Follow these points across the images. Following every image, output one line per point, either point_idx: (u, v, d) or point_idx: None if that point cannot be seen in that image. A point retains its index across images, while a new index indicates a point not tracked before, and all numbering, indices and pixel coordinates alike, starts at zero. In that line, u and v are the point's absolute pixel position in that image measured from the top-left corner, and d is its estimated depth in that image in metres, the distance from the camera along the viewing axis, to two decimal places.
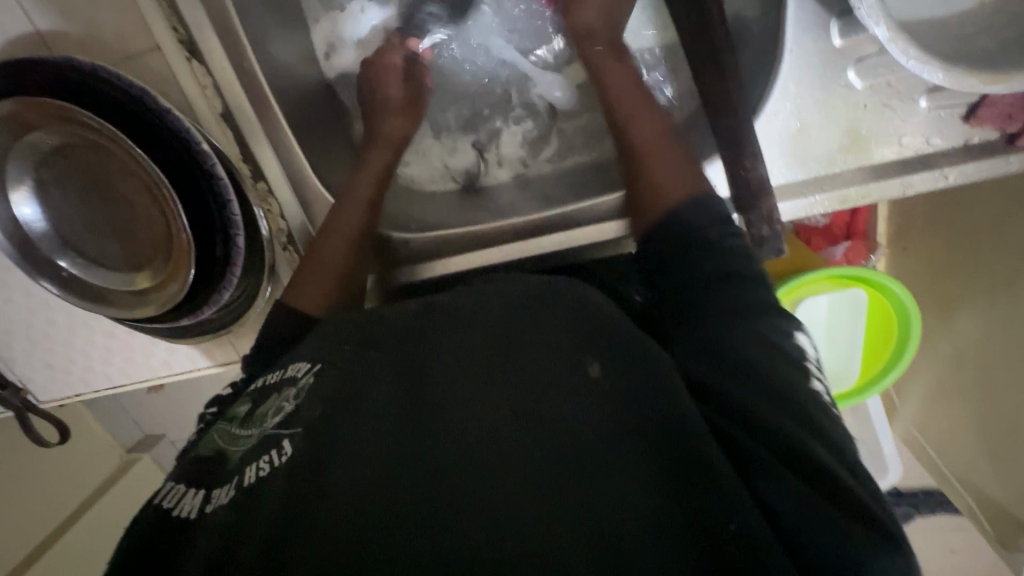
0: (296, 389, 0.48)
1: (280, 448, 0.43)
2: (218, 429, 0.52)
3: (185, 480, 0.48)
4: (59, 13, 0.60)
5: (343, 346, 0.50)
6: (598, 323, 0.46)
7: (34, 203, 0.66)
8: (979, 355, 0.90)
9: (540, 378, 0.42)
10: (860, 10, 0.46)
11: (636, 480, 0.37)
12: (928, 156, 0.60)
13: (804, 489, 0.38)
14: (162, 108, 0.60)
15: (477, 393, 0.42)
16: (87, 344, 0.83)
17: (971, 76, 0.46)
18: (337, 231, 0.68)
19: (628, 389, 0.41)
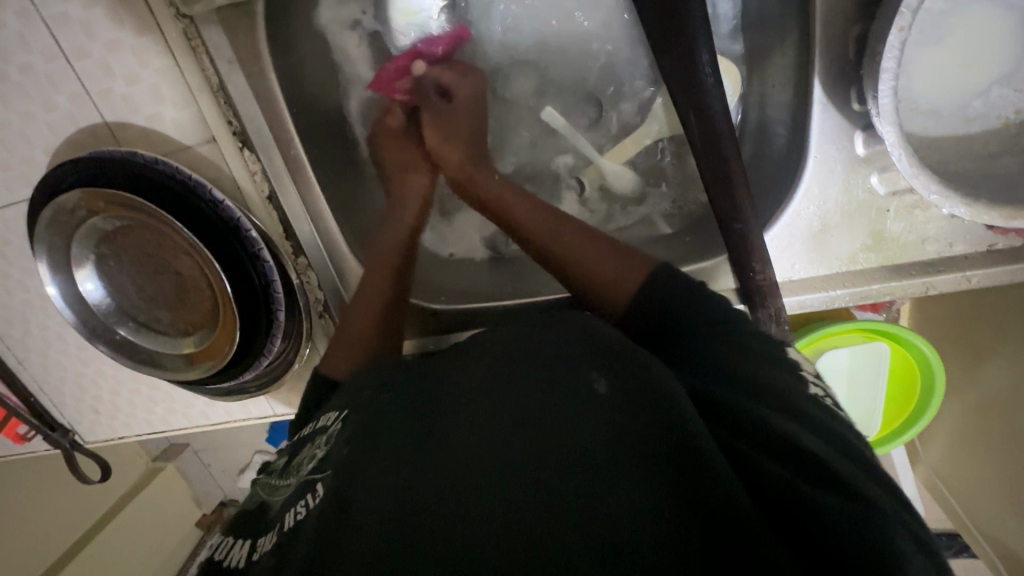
0: (326, 435, 0.51)
1: (313, 491, 0.44)
2: (263, 483, 0.55)
3: (235, 533, 0.51)
4: (126, 107, 0.65)
5: (365, 392, 0.54)
6: (602, 348, 0.47)
7: (96, 280, 0.72)
8: (1007, 426, 0.89)
9: (541, 388, 0.43)
10: (885, 142, 0.48)
11: (632, 492, 0.35)
12: (950, 258, 0.61)
13: (802, 478, 0.36)
14: (216, 200, 0.65)
15: (491, 403, 0.44)
16: (131, 393, 0.88)
17: (994, 211, 0.49)
18: (373, 288, 0.72)
19: (623, 396, 0.41)
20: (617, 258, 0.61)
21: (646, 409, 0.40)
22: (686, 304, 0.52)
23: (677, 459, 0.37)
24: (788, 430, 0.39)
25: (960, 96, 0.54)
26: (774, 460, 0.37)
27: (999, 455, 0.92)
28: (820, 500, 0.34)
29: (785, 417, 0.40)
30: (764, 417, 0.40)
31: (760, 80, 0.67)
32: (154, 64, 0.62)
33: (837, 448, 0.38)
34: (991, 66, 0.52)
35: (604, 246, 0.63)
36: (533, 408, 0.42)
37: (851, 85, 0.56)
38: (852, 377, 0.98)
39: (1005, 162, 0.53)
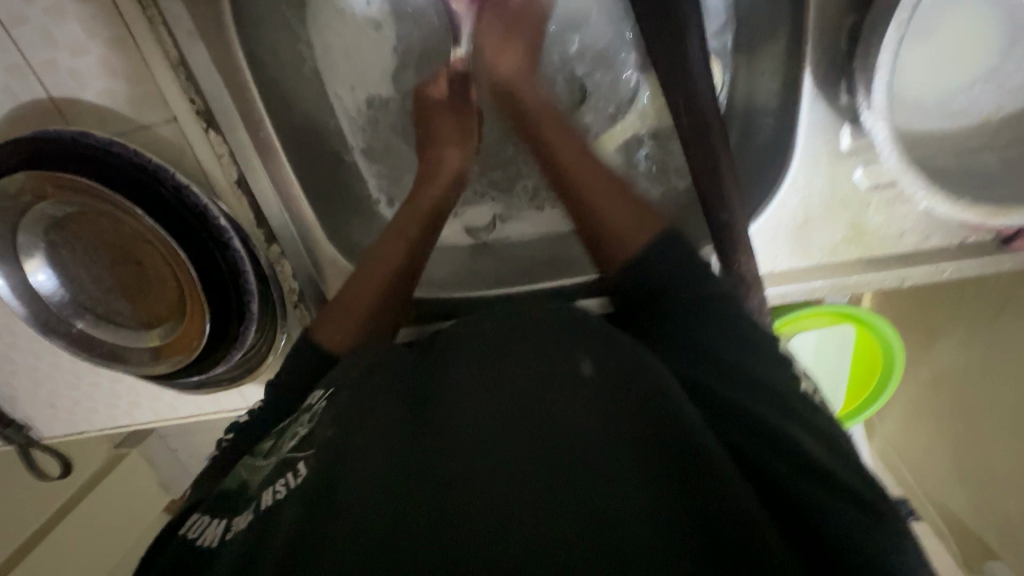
0: (311, 413, 0.47)
1: (295, 471, 0.40)
2: (241, 463, 0.48)
3: (212, 509, 0.44)
4: (73, 81, 0.59)
5: (353, 369, 0.49)
6: (589, 334, 0.45)
7: (48, 270, 0.67)
8: (959, 399, 0.93)
9: (535, 372, 0.41)
10: (877, 145, 0.49)
11: (626, 488, 0.34)
12: (925, 251, 0.63)
13: (799, 472, 0.36)
14: (179, 184, 0.60)
15: (487, 389, 0.41)
16: (92, 387, 0.83)
17: (978, 209, 0.50)
18: (390, 241, 0.65)
19: (620, 382, 0.40)
20: (628, 212, 0.55)
21: (640, 399, 0.39)
22: (687, 294, 0.48)
23: (682, 456, 0.36)
24: (784, 428, 0.38)
25: (947, 91, 0.54)
26: (784, 461, 0.37)
27: (949, 426, 0.96)
28: (827, 499, 0.35)
29: (784, 415, 0.39)
30: (764, 415, 0.39)
31: (749, 71, 0.64)
32: (103, 34, 0.57)
33: (835, 454, 0.38)
34: (981, 61, 0.52)
35: (612, 193, 0.57)
36: (536, 394, 0.40)
37: (839, 79, 0.56)
38: (819, 358, 1.01)
39: (985, 158, 0.54)
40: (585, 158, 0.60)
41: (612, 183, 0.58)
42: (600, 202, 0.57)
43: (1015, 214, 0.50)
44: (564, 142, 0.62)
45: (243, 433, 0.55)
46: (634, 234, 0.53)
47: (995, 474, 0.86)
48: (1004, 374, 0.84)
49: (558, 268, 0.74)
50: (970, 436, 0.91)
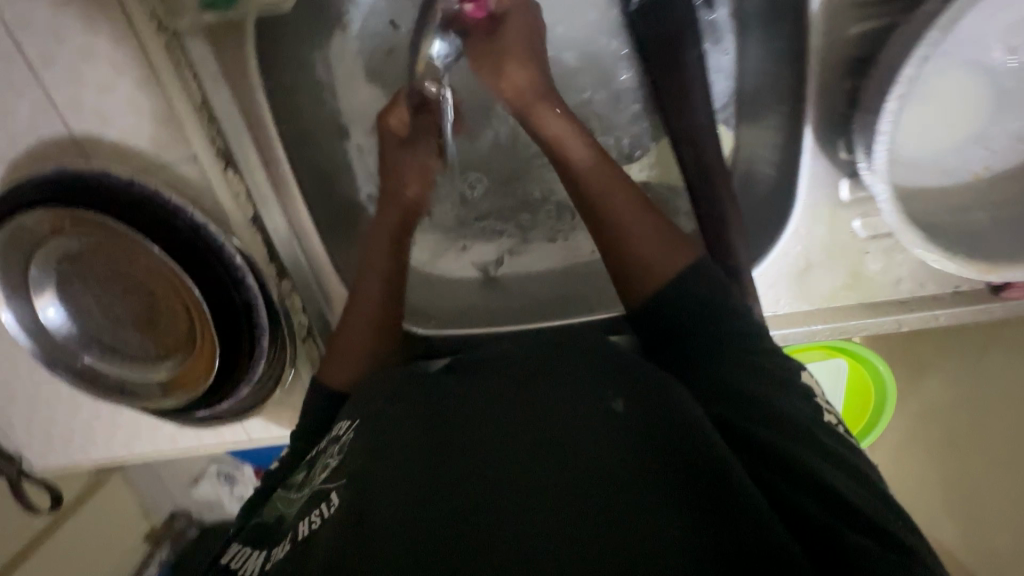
0: (340, 445, 0.46)
1: (329, 501, 0.40)
2: (277, 497, 0.47)
3: (250, 542, 0.43)
4: (95, 121, 0.60)
5: (377, 398, 0.49)
6: (619, 369, 0.47)
7: (58, 304, 0.67)
8: (953, 437, 0.95)
9: (568, 398, 0.43)
10: (879, 207, 0.51)
11: (666, 512, 0.35)
12: (920, 298, 0.66)
13: (826, 504, 0.38)
14: (197, 223, 0.61)
15: (511, 419, 0.42)
16: (90, 418, 0.82)
17: (973, 265, 0.53)
18: (374, 270, 0.66)
19: (650, 412, 0.42)
20: (664, 241, 0.57)
21: (682, 442, 0.39)
22: (713, 326, 0.51)
23: (713, 479, 0.37)
24: (806, 458, 0.40)
25: (940, 151, 0.57)
26: (807, 494, 0.39)
27: (945, 465, 0.97)
28: (838, 524, 0.37)
29: (798, 443, 0.41)
30: (788, 448, 0.41)
31: (750, 125, 0.67)
32: (131, 78, 0.58)
33: (858, 482, 0.40)
34: (973, 124, 0.55)
35: (618, 191, 0.58)
36: (561, 424, 0.41)
37: (839, 137, 0.59)
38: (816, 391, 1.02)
39: (975, 214, 0.57)
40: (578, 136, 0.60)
41: (636, 197, 0.59)
42: (622, 215, 0.58)
43: (1008, 271, 0.53)
44: (583, 154, 0.59)
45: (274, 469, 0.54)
46: (664, 258, 0.55)
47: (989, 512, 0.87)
48: (1002, 409, 0.84)
49: (576, 308, 0.77)
50: (969, 470, 0.92)
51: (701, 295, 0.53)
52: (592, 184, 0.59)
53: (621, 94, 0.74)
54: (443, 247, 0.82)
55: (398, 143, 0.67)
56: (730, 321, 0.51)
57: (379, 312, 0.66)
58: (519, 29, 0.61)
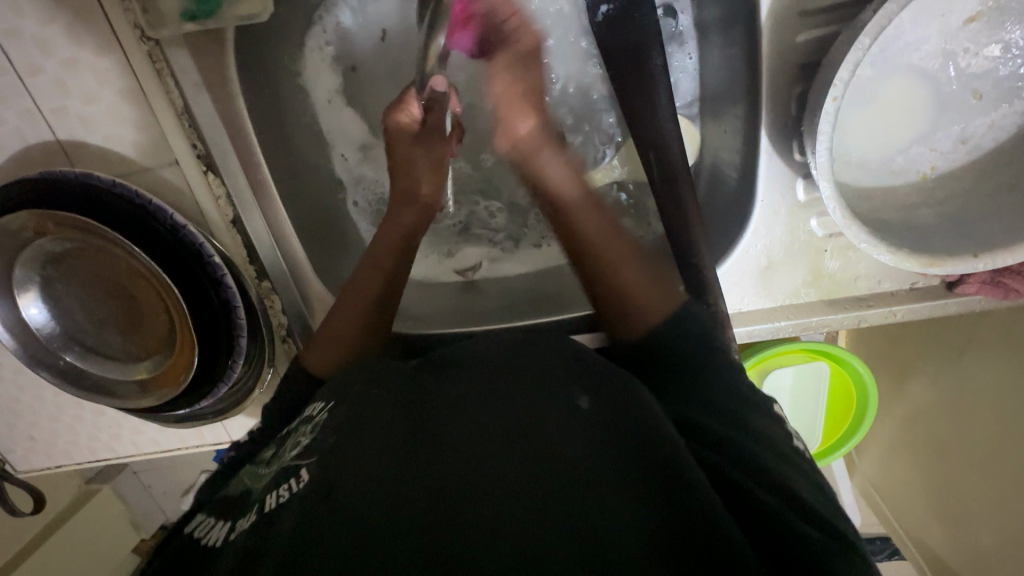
0: (312, 424, 0.47)
1: (298, 476, 0.41)
2: (246, 471, 0.49)
3: (215, 513, 0.44)
4: (80, 127, 0.62)
5: (354, 385, 0.50)
6: (584, 368, 0.47)
7: (41, 305, 0.69)
8: (928, 435, 0.96)
9: (533, 392, 0.43)
10: (825, 203, 0.54)
11: (616, 495, 0.35)
12: (879, 295, 0.68)
13: (772, 496, 0.37)
14: (177, 224, 0.62)
15: (477, 411, 0.42)
16: (74, 420, 0.83)
17: (915, 258, 0.55)
18: (376, 266, 0.68)
19: (611, 405, 0.42)
20: (652, 287, 0.57)
21: (639, 433, 0.39)
22: (679, 340, 0.52)
23: (666, 465, 0.37)
24: (754, 456, 0.40)
25: (888, 152, 0.59)
26: (759, 485, 0.38)
27: (923, 463, 0.98)
28: (791, 517, 0.35)
29: (752, 444, 0.41)
30: (738, 444, 0.41)
31: (714, 128, 0.70)
32: (114, 85, 0.60)
33: (802, 482, 0.40)
34: (917, 126, 0.58)
35: (610, 236, 0.62)
36: (524, 414, 0.41)
37: (793, 139, 0.61)
38: (797, 391, 1.03)
39: (923, 213, 0.60)
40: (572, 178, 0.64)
41: (625, 244, 0.61)
42: (612, 263, 0.60)
43: (951, 264, 0.55)
44: (574, 188, 0.63)
45: (248, 451, 0.56)
46: (652, 305, 0.56)
47: (965, 508, 0.89)
48: (977, 406, 0.86)
49: (550, 305, 0.77)
50: (943, 466, 0.93)
51: (682, 323, 0.53)
52: (581, 224, 0.62)
53: (592, 102, 0.78)
54: (428, 254, 0.85)
55: (411, 139, 0.70)
56: (695, 334, 0.52)
57: (369, 306, 0.67)
58: (521, 44, 0.62)
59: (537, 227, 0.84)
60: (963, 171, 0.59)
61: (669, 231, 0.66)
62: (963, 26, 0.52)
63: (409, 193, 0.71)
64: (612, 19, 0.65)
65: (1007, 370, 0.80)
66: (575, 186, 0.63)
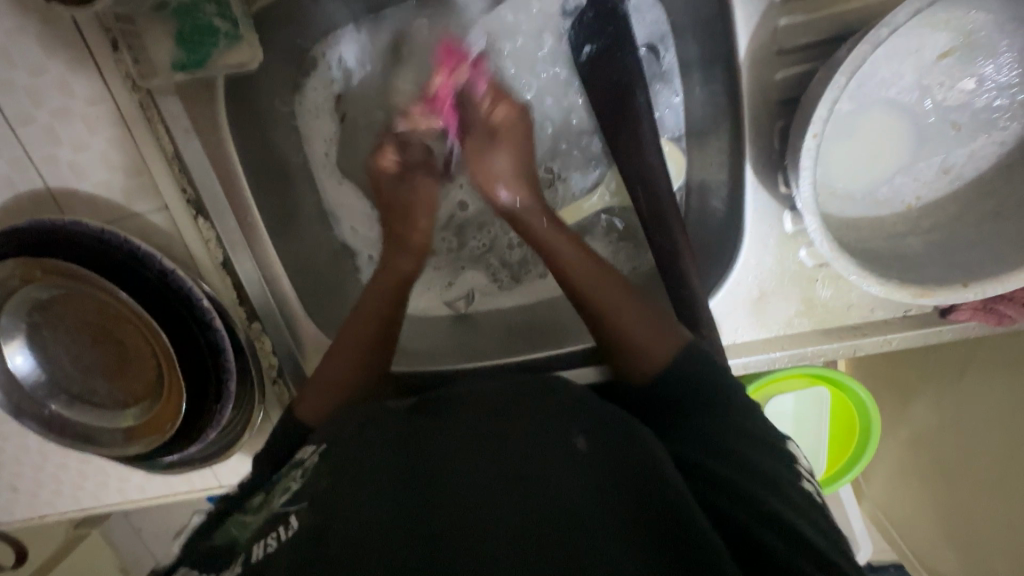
0: (302, 468, 0.46)
1: (286, 523, 0.39)
2: (230, 521, 0.48)
3: (199, 567, 0.43)
4: (69, 174, 0.63)
5: (353, 422, 0.49)
6: (588, 408, 0.45)
7: (27, 352, 0.68)
8: (935, 461, 0.94)
9: (534, 431, 0.42)
10: (812, 236, 0.54)
11: (615, 543, 0.33)
12: (872, 323, 0.68)
13: (794, 548, 0.35)
14: (166, 269, 0.62)
15: (479, 450, 0.41)
16: (59, 468, 0.81)
17: (905, 289, 0.55)
18: (360, 313, 0.68)
19: (615, 451, 0.41)
20: (654, 327, 0.56)
21: (641, 481, 0.38)
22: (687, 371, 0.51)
23: (669, 516, 0.35)
24: (768, 501, 0.38)
25: (873, 183, 0.60)
26: (761, 524, 0.36)
27: (934, 492, 0.95)
28: (796, 559, 0.34)
29: (759, 485, 0.40)
30: (749, 488, 0.39)
31: (701, 159, 0.70)
32: (105, 133, 0.61)
33: (822, 533, 0.37)
34: (899, 157, 0.58)
35: (618, 291, 0.60)
36: (527, 454, 0.40)
37: (777, 173, 0.62)
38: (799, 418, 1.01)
39: (911, 241, 0.60)
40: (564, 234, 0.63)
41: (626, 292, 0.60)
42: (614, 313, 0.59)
43: (939, 294, 0.55)
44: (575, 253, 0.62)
45: (231, 498, 0.54)
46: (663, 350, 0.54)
47: (980, 539, 0.85)
48: (984, 432, 0.84)
49: (546, 341, 0.77)
50: (955, 495, 0.90)
51: (676, 347, 0.53)
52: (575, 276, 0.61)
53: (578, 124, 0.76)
54: (428, 284, 0.85)
55: (391, 178, 0.71)
56: (706, 368, 0.51)
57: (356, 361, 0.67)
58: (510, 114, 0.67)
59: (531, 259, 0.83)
60: (946, 201, 0.59)
61: (660, 264, 0.65)
62: (939, 61, 0.54)
63: (404, 237, 0.71)
64: (595, 58, 0.67)
65: (1007, 395, 0.80)
66: (540, 215, 0.64)
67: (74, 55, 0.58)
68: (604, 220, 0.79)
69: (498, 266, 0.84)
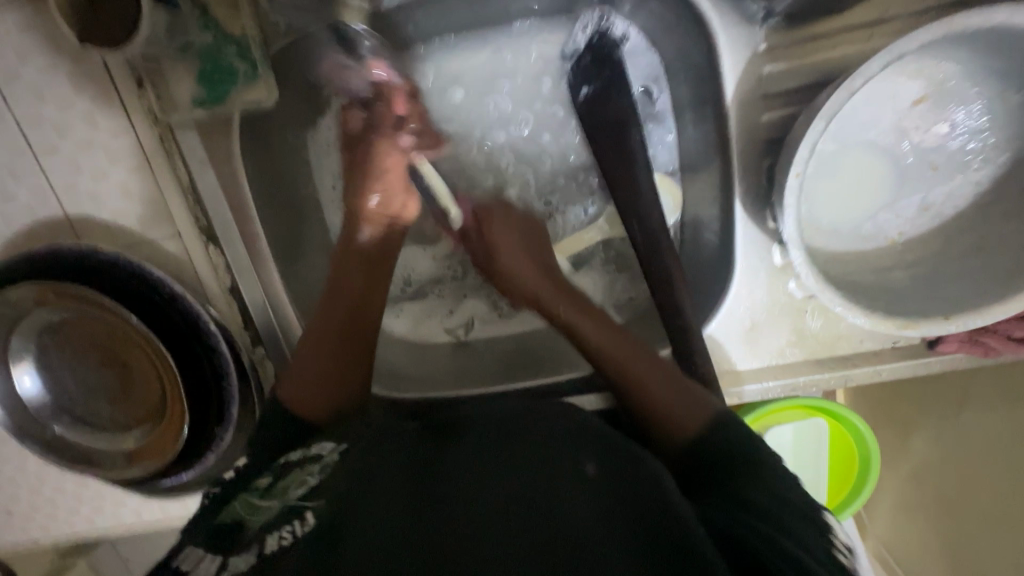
0: (321, 464, 0.48)
1: (302, 519, 0.41)
2: (238, 500, 0.48)
3: (204, 546, 0.43)
4: (87, 202, 0.66)
5: (365, 444, 0.50)
6: (600, 442, 0.46)
7: (35, 374, 0.69)
8: (937, 495, 0.94)
9: (540, 463, 0.42)
10: (798, 269, 0.56)
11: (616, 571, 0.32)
12: (863, 354, 0.69)
13: None
14: (175, 293, 0.64)
15: (485, 479, 0.41)
16: (55, 492, 0.81)
17: (891, 321, 0.56)
18: (352, 262, 0.68)
19: (625, 482, 0.41)
20: (686, 401, 0.52)
21: (652, 509, 0.37)
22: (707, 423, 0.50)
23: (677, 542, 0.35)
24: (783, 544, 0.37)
25: (858, 219, 0.62)
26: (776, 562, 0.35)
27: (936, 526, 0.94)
28: None
29: (775, 527, 0.39)
30: (767, 531, 0.38)
31: (694, 195, 0.73)
32: (124, 164, 0.64)
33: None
34: (881, 195, 0.61)
35: (653, 370, 0.55)
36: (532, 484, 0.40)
37: (765, 208, 0.65)
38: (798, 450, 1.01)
39: (896, 275, 0.62)
40: (592, 312, 0.60)
41: (658, 367, 0.56)
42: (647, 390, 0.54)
43: (925, 325, 0.56)
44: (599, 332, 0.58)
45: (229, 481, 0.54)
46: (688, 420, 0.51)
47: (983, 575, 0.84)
48: (986, 463, 0.84)
49: (543, 367, 0.79)
50: (958, 530, 0.89)
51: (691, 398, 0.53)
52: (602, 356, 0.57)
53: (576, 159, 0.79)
54: (430, 311, 0.87)
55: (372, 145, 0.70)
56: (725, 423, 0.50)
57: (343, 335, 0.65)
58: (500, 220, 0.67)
59: None
60: (928, 237, 0.62)
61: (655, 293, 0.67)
62: (913, 107, 0.57)
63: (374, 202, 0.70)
64: (592, 97, 0.71)
65: (1006, 426, 0.81)
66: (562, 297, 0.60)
67: (100, 92, 0.61)
68: (601, 251, 0.81)
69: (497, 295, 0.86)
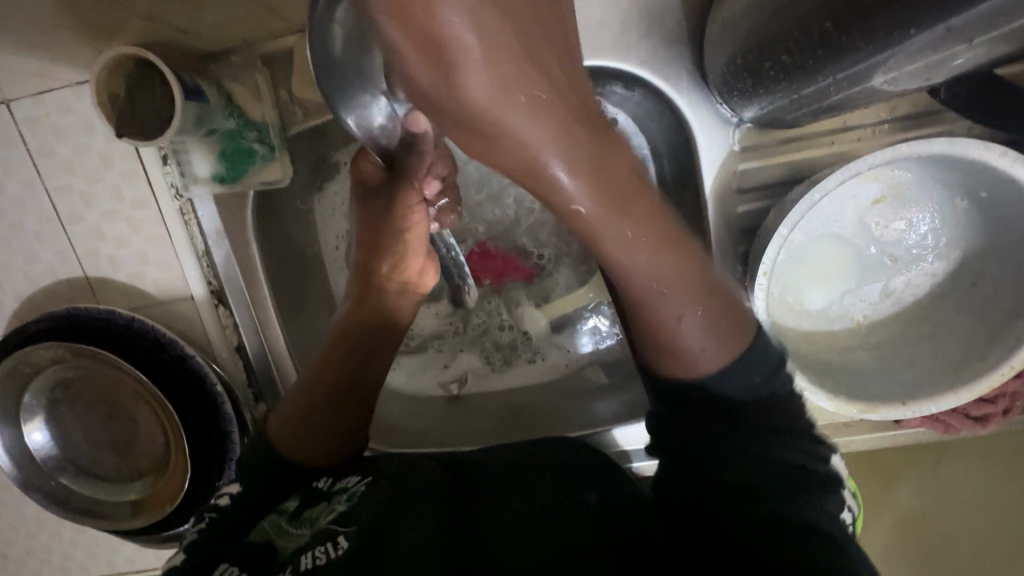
0: (348, 494, 0.57)
1: (334, 542, 0.51)
2: (267, 520, 0.57)
3: (241, 564, 0.52)
4: (108, 265, 0.70)
5: (388, 478, 0.59)
6: (597, 472, 0.62)
7: (45, 428, 0.72)
8: None
9: (550, 493, 0.59)
10: None
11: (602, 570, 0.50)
12: (834, 424, 0.73)
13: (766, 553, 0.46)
14: (184, 354, 0.67)
15: (511, 505, 0.58)
16: (52, 538, 0.82)
17: (853, 404, 0.61)
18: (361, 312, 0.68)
19: (615, 504, 0.58)
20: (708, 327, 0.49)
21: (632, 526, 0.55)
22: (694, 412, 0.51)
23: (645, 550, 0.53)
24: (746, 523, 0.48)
25: (828, 301, 0.67)
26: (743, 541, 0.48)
27: None
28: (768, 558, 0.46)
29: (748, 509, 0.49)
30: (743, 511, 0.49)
31: None
32: (145, 232, 0.69)
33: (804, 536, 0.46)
34: (847, 280, 0.66)
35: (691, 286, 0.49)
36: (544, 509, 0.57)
37: (741, 287, 0.70)
38: None
39: (861, 354, 0.67)
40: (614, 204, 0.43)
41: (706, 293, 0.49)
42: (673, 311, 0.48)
43: (884, 411, 0.61)
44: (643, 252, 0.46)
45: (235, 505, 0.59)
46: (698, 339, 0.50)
47: None
48: None
49: (532, 424, 0.83)
50: None
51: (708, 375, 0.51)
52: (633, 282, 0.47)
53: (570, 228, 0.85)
54: (426, 364, 0.90)
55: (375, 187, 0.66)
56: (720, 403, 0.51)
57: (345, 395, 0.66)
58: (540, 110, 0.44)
59: (522, 344, 0.89)
60: (891, 320, 0.66)
61: None
62: (873, 206, 0.63)
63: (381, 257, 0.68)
64: None
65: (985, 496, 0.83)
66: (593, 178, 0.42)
67: (128, 168, 0.66)
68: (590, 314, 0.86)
69: (491, 349, 0.89)
